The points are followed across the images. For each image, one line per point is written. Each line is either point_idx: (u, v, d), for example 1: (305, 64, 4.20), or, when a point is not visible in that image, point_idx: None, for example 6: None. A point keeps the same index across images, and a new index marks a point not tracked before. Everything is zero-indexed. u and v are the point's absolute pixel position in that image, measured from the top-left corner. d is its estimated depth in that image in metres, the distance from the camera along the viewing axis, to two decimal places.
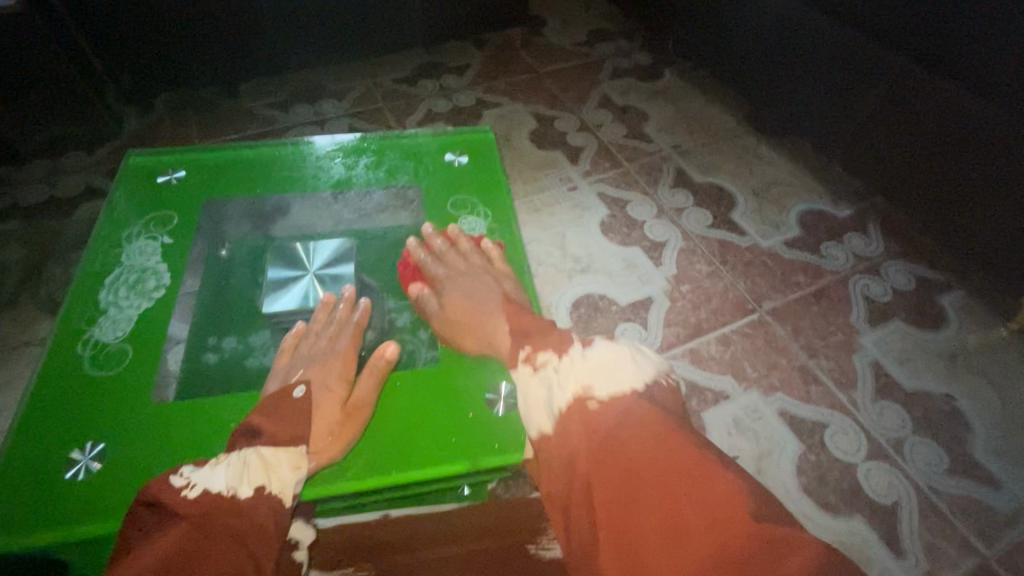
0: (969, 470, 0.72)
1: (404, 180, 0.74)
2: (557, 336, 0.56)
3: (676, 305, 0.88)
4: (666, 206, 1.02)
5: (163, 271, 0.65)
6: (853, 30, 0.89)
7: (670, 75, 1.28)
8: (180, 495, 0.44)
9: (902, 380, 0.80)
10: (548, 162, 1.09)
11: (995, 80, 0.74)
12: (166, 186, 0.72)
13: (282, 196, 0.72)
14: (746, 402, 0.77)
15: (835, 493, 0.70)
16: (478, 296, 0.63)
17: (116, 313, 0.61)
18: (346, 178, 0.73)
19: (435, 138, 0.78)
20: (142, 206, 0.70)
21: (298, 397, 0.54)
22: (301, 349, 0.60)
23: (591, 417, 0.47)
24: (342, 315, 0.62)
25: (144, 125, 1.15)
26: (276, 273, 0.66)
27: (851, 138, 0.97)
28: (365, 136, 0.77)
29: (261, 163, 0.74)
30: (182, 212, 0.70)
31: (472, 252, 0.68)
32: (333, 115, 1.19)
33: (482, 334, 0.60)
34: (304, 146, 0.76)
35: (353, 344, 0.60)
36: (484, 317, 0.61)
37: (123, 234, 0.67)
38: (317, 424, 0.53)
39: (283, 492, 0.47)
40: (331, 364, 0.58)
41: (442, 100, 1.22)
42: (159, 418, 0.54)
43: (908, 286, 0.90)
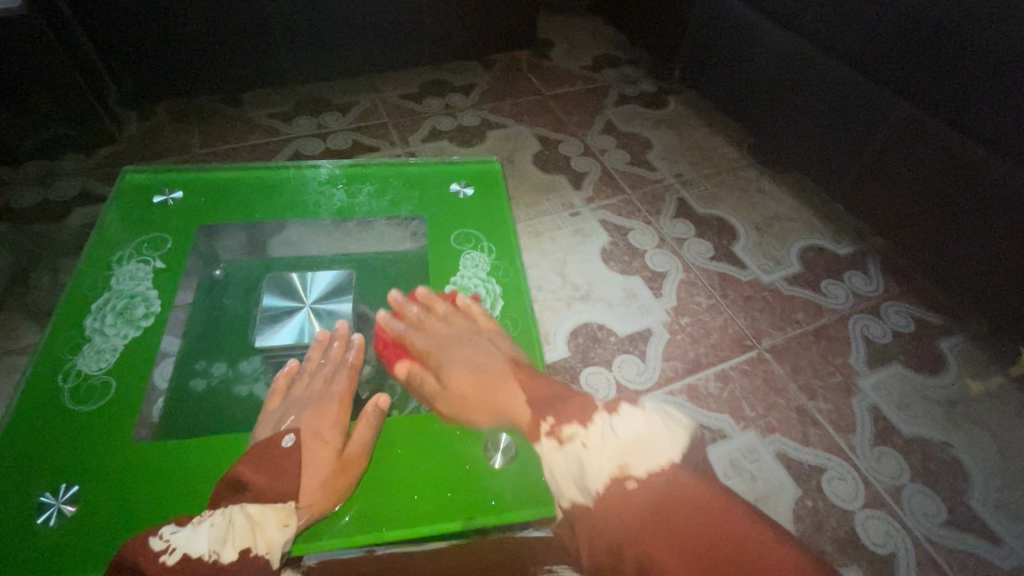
0: (967, 522, 0.71)
1: (408, 210, 0.73)
2: (577, 403, 0.52)
3: (675, 338, 0.87)
4: (668, 236, 1.01)
5: (153, 297, 0.63)
6: (859, 74, 0.90)
7: (675, 104, 1.29)
8: (160, 560, 0.43)
9: (901, 425, 0.79)
10: (550, 186, 1.09)
11: (1006, 131, 0.75)
12: (163, 207, 0.70)
13: (283, 220, 0.71)
14: (743, 442, 0.76)
15: (833, 541, 0.69)
16: (475, 360, 0.58)
17: (102, 341, 0.59)
18: (348, 205, 0.72)
19: (441, 169, 0.77)
20: (135, 227, 0.69)
21: (287, 447, 0.52)
22: (294, 391, 0.57)
23: (627, 498, 0.43)
24: (336, 354, 0.60)
25: (145, 131, 1.14)
26: (271, 303, 0.65)
27: (855, 178, 0.96)
28: (369, 162, 0.76)
29: (261, 187, 0.73)
30: (176, 235, 0.68)
31: (450, 310, 0.63)
32: (337, 128, 1.18)
33: (495, 406, 0.55)
34: (307, 169, 0.75)
35: (349, 388, 0.57)
36: (493, 384, 0.56)
37: (114, 257, 0.66)
38: (307, 476, 0.50)
39: (271, 553, 0.45)
40: (325, 411, 0.55)
41: (447, 118, 1.22)
42: (140, 460, 0.52)
43: (908, 328, 0.90)
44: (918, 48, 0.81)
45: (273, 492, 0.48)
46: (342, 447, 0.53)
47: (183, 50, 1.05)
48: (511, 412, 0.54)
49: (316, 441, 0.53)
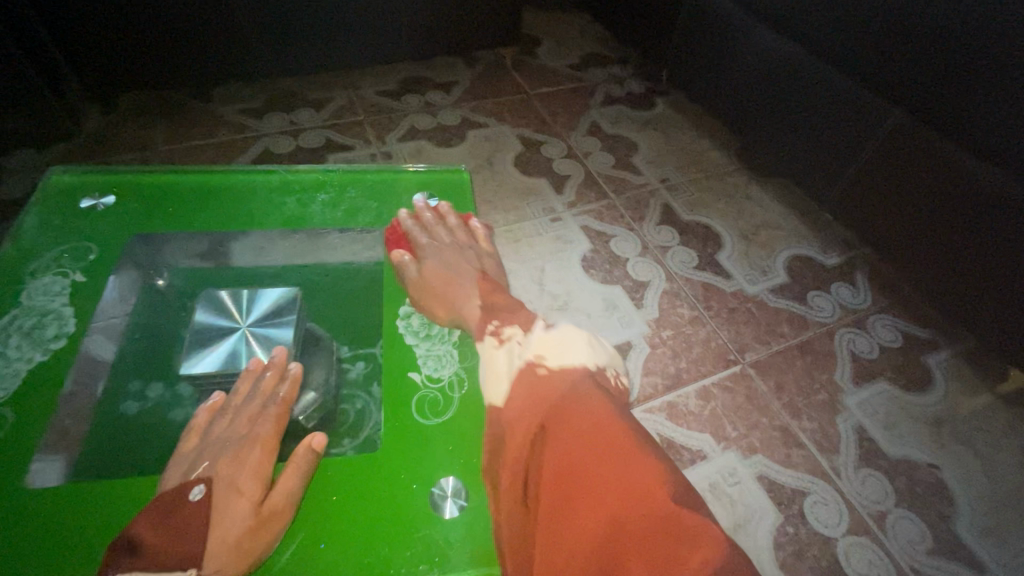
0: (952, 550, 0.68)
1: (365, 223, 0.69)
2: (524, 316, 0.56)
3: (655, 352, 0.83)
4: (651, 244, 0.98)
5: (67, 315, 0.58)
6: (852, 81, 0.87)
7: (663, 106, 1.25)
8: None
9: (887, 446, 0.76)
10: (531, 189, 1.05)
11: (1001, 143, 0.71)
12: (93, 214, 0.66)
13: (224, 232, 0.66)
14: (724, 463, 0.73)
15: (813, 571, 0.66)
16: (459, 267, 0.65)
17: (3, 366, 0.54)
18: (300, 215, 0.68)
19: (404, 177, 0.74)
20: (58, 235, 0.64)
21: (195, 501, 0.45)
22: (214, 430, 0.52)
23: (536, 382, 0.48)
24: (266, 387, 0.54)
25: (106, 126, 1.09)
26: (203, 321, 0.59)
27: (845, 188, 0.93)
28: (330, 169, 0.71)
29: (206, 192, 0.68)
30: (102, 245, 0.64)
31: (461, 226, 0.71)
32: (310, 125, 1.13)
33: (455, 302, 0.61)
34: (258, 175, 0.70)
35: (276, 429, 0.51)
36: (464, 287, 0.63)
37: (29, 268, 0.61)
38: (216, 536, 0.43)
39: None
40: (245, 455, 0.49)
41: (426, 116, 1.18)
42: (33, 506, 0.47)
43: (895, 342, 0.87)
44: (912, 55, 0.77)
45: (171, 557, 0.41)
46: (263, 499, 0.47)
47: (144, 42, 0.99)
48: (467, 312, 0.60)
49: (230, 493, 0.46)
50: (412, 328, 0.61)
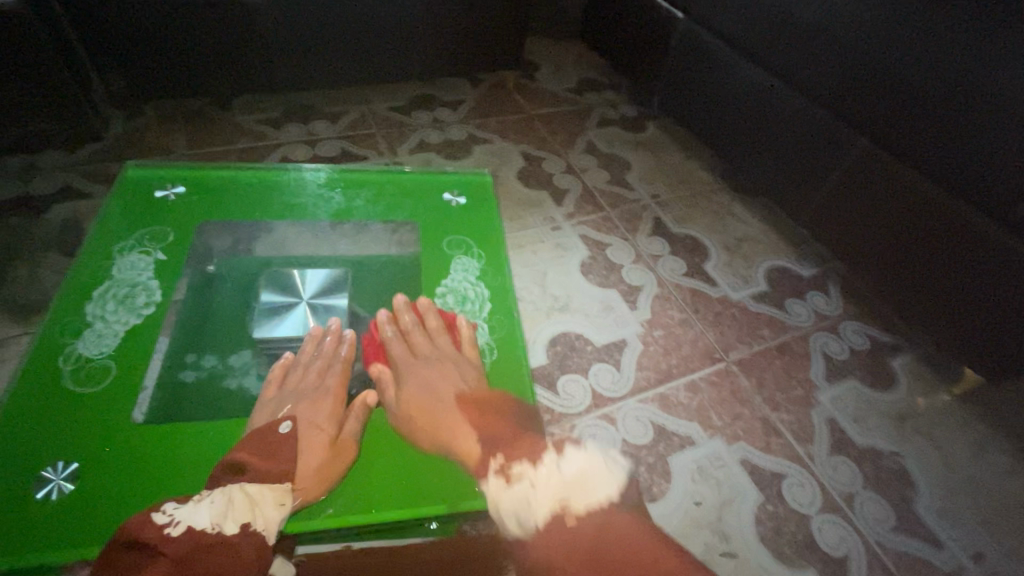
0: (914, 528, 0.76)
1: (403, 216, 0.81)
2: (528, 445, 0.58)
3: (648, 350, 0.90)
4: (644, 252, 1.06)
5: (155, 287, 0.69)
6: (822, 111, 0.97)
7: (653, 129, 1.35)
8: (165, 532, 0.44)
9: (856, 436, 0.84)
10: (533, 201, 1.13)
11: (948, 166, 0.82)
12: (165, 203, 0.77)
13: (279, 221, 0.78)
14: (710, 449, 0.80)
15: (790, 544, 0.73)
16: (442, 389, 0.65)
17: (104, 327, 0.65)
18: (346, 209, 0.79)
19: (435, 178, 0.85)
20: (136, 219, 0.75)
21: (285, 432, 0.58)
22: (290, 382, 0.64)
23: (565, 525, 0.48)
24: (329, 349, 0.67)
25: (132, 130, 1.15)
26: (269, 299, 0.72)
27: (817, 207, 1.03)
28: (365, 170, 0.83)
29: (262, 188, 0.80)
30: (178, 229, 0.75)
31: (439, 329, 0.71)
32: (325, 136, 1.20)
33: (442, 437, 0.61)
34: (306, 173, 0.81)
35: (341, 382, 0.64)
36: (450, 411, 0.63)
37: (116, 246, 0.72)
38: (303, 462, 0.56)
39: (268, 529, 0.48)
40: (319, 403, 0.61)
41: (434, 131, 1.26)
42: (140, 439, 0.58)
43: (863, 345, 0.96)
44: (873, 91, 0.88)
45: (269, 474, 0.53)
46: (336, 436, 0.59)
47: (173, 54, 1.06)
48: (458, 443, 0.61)
49: (312, 429, 0.59)
50: (448, 306, 0.74)
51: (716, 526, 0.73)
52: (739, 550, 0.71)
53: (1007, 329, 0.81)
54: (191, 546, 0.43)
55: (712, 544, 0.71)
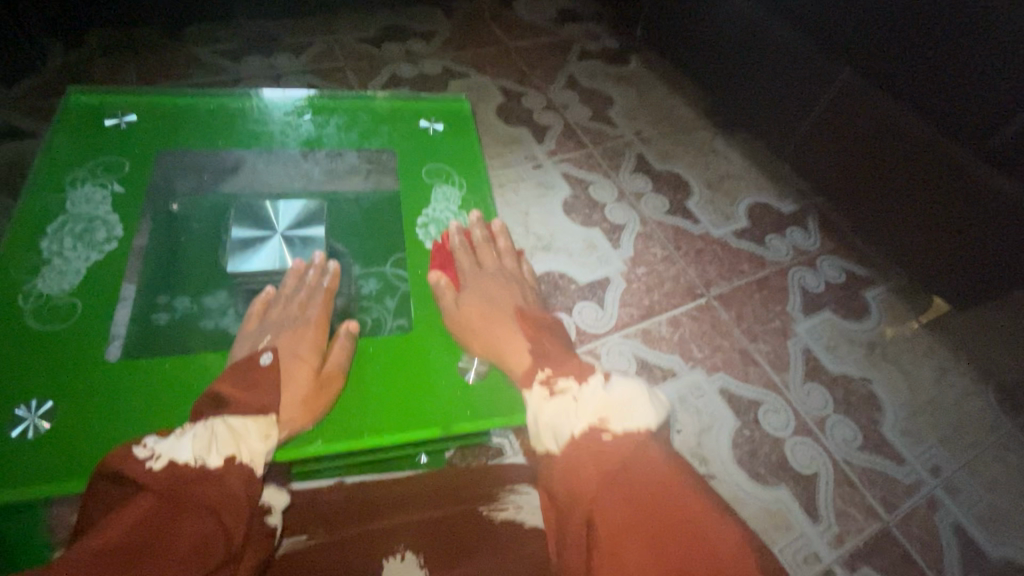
0: (878, 446, 0.80)
1: (378, 144, 0.77)
2: (578, 364, 0.55)
3: (631, 287, 0.91)
4: (626, 190, 1.05)
5: (114, 221, 0.65)
6: (806, 40, 0.94)
7: (636, 62, 1.30)
8: (145, 466, 0.43)
9: (828, 364, 0.87)
10: (513, 138, 1.09)
11: (929, 88, 0.80)
12: (115, 132, 0.71)
13: (244, 150, 0.74)
14: (691, 380, 0.82)
15: (765, 464, 0.76)
16: (502, 301, 0.65)
17: (63, 264, 0.61)
18: (316, 136, 0.76)
19: (410, 105, 0.81)
20: (86, 150, 0.69)
21: (266, 364, 0.55)
22: (270, 314, 0.62)
23: (601, 448, 0.46)
24: (311, 280, 0.65)
25: (74, 63, 1.05)
26: (240, 232, 0.67)
27: (799, 141, 1.02)
28: (335, 95, 0.79)
29: (223, 116, 0.75)
30: (134, 161, 0.70)
31: (507, 252, 0.71)
32: (289, 70, 1.12)
33: (499, 341, 0.60)
34: (269, 100, 0.77)
35: (323, 311, 0.62)
36: (507, 320, 0.62)
37: (67, 178, 0.67)
38: (287, 393, 0.54)
39: (254, 461, 0.47)
40: (302, 333, 0.60)
41: (407, 65, 1.18)
42: (114, 376, 0.56)
43: (838, 278, 0.98)
44: (857, 18, 0.85)
45: (253, 406, 0.51)
46: (320, 367, 0.58)
47: None
48: (509, 351, 0.59)
49: (294, 359, 0.57)
50: (431, 236, 0.71)
51: (696, 451, 0.76)
52: (716, 472, 0.75)
53: (978, 255, 0.83)
54: (177, 480, 0.43)
55: (691, 467, 0.75)
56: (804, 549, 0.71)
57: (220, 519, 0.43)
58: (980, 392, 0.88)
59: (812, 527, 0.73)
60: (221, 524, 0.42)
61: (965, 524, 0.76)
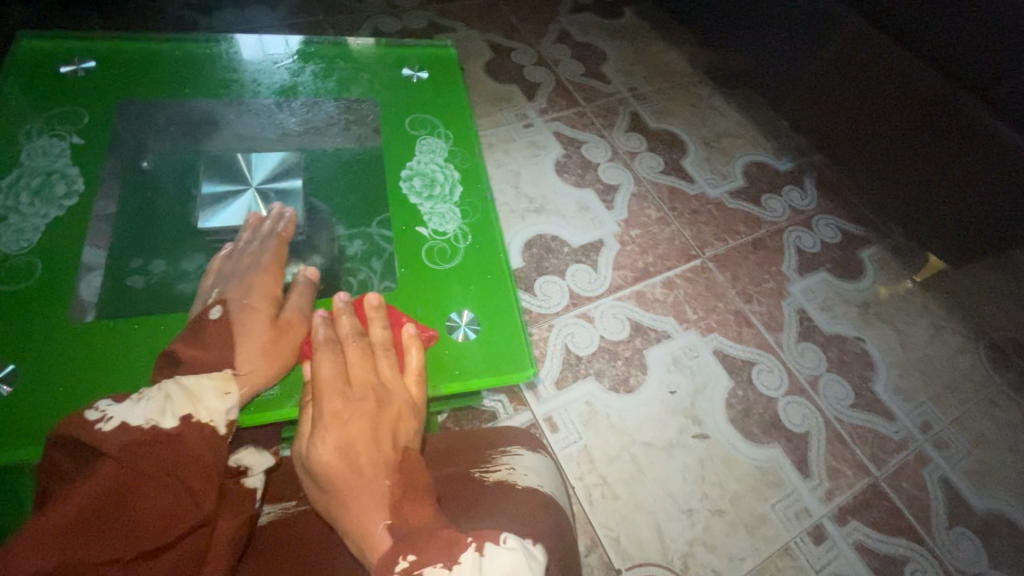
0: (871, 405, 0.81)
1: (358, 92, 0.74)
2: (445, 537, 0.37)
3: (625, 249, 0.89)
4: (620, 149, 1.01)
5: (75, 177, 0.63)
6: None
7: (631, 15, 1.24)
8: (95, 428, 0.41)
9: (822, 324, 0.87)
10: (503, 96, 1.05)
11: (939, 31, 0.78)
12: (73, 79, 0.68)
13: (215, 100, 0.71)
14: (685, 341, 0.82)
15: (758, 424, 0.77)
16: (369, 431, 0.45)
17: (21, 221, 0.60)
18: (290, 85, 0.73)
19: (393, 52, 0.77)
20: (42, 101, 0.66)
21: (217, 317, 0.53)
22: (226, 268, 0.59)
23: None
24: (267, 229, 0.62)
25: (35, 17, 0.98)
26: (212, 188, 0.64)
27: (797, 94, 0.98)
28: (312, 41, 0.75)
29: (190, 65, 0.72)
30: (94, 111, 0.67)
31: (384, 345, 0.55)
32: (266, 25, 1.06)
33: (353, 503, 0.41)
34: (241, 47, 0.74)
35: (275, 257, 0.60)
36: (372, 463, 0.43)
37: (21, 131, 0.64)
38: (247, 343, 0.52)
39: (215, 420, 0.46)
40: (252, 281, 0.57)
41: (391, 18, 1.12)
42: (80, 338, 0.56)
43: (834, 238, 0.97)
44: None
45: (209, 362, 0.49)
46: (276, 315, 0.56)
47: None
48: (364, 516, 0.40)
49: (245, 309, 0.55)
50: (415, 189, 0.69)
51: (689, 411, 0.76)
52: (710, 431, 0.75)
53: (974, 204, 0.80)
54: (136, 444, 0.41)
55: (685, 427, 0.75)
56: (795, 505, 0.72)
57: (187, 485, 0.41)
58: (972, 349, 0.88)
59: (804, 484, 0.74)
60: (188, 490, 0.41)
61: (953, 478, 0.77)
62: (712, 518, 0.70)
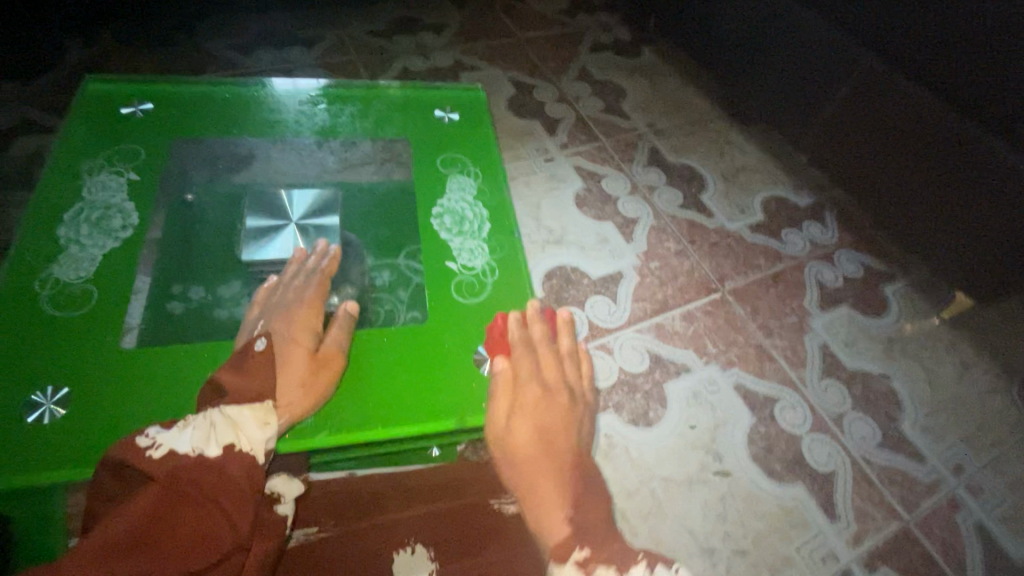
0: (898, 445, 0.79)
1: (393, 133, 0.77)
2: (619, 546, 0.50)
3: (645, 281, 0.90)
4: (639, 183, 1.03)
5: (130, 210, 0.66)
6: (826, 24, 0.92)
7: (649, 53, 1.28)
8: (146, 455, 0.44)
9: (846, 360, 0.86)
10: (526, 131, 1.08)
11: (950, 69, 0.78)
12: (132, 120, 0.72)
13: (260, 138, 0.75)
14: (705, 375, 0.81)
15: (781, 461, 0.75)
16: (560, 428, 0.59)
17: (80, 251, 0.62)
18: (330, 125, 0.76)
19: (425, 94, 0.81)
20: (102, 136, 0.70)
21: (261, 349, 0.55)
22: (272, 299, 0.62)
23: None
24: (311, 265, 0.65)
25: (90, 57, 1.05)
26: (254, 222, 0.68)
27: (817, 131, 1.00)
28: (350, 85, 0.79)
29: (238, 106, 0.76)
30: (150, 148, 0.71)
31: (569, 354, 0.66)
32: (302, 65, 1.12)
33: (542, 486, 0.54)
34: (286, 89, 0.78)
35: (318, 293, 0.62)
36: (561, 457, 0.57)
37: (83, 166, 0.68)
38: (287, 374, 0.55)
39: (254, 449, 0.48)
40: (295, 314, 0.60)
41: (418, 57, 1.18)
42: (129, 362, 0.57)
43: (857, 273, 0.96)
44: None
45: (249, 393, 0.51)
46: (315, 348, 0.58)
47: None
48: (548, 503, 0.53)
49: (288, 342, 0.58)
50: (445, 226, 0.71)
51: (710, 446, 0.75)
52: (731, 468, 0.74)
53: (994, 233, 0.80)
54: (178, 470, 0.44)
55: (706, 463, 0.74)
56: (822, 548, 0.70)
57: (223, 510, 0.44)
58: (1004, 388, 0.86)
59: (831, 526, 0.72)
60: (226, 517, 0.44)
61: (988, 524, 0.74)
62: (734, 559, 0.68)
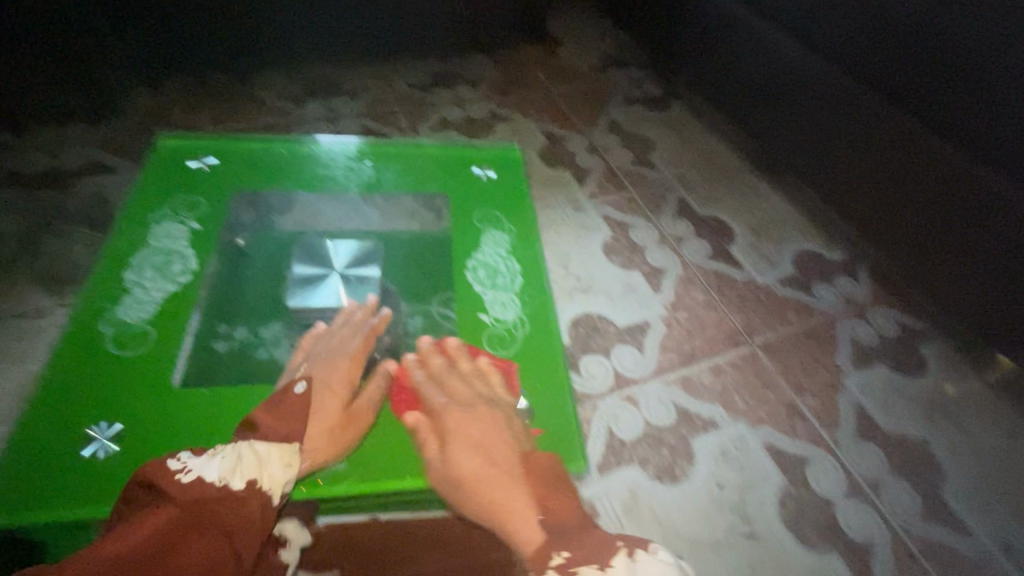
0: (940, 515, 0.75)
1: (433, 188, 0.82)
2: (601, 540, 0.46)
3: (671, 331, 0.90)
4: (667, 233, 1.04)
5: (188, 256, 0.72)
6: (853, 83, 0.94)
7: (678, 107, 1.31)
8: (175, 478, 0.45)
9: (882, 421, 0.83)
10: (556, 180, 1.11)
11: (959, 119, 0.81)
12: (198, 173, 0.79)
13: (309, 193, 0.80)
14: (733, 432, 0.79)
15: (813, 527, 0.72)
16: (494, 437, 0.57)
17: (141, 294, 0.68)
18: (375, 180, 0.81)
19: (462, 151, 0.85)
20: (171, 188, 0.77)
21: (299, 393, 0.58)
22: (317, 345, 0.65)
23: None
24: (358, 319, 0.67)
25: (156, 104, 1.14)
26: (301, 269, 0.72)
27: (846, 187, 1.00)
28: (393, 142, 0.84)
29: (292, 162, 0.82)
30: (211, 200, 0.77)
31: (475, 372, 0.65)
32: (346, 114, 1.19)
33: (491, 497, 0.52)
34: (335, 147, 0.84)
35: (362, 345, 0.65)
36: (504, 463, 0.55)
37: (152, 215, 0.75)
38: (315, 423, 0.57)
39: (274, 489, 0.49)
40: (338, 364, 0.62)
41: (455, 108, 1.24)
42: (176, 401, 0.62)
43: (891, 331, 0.94)
44: (914, 57, 0.85)
45: (281, 434, 0.54)
46: (349, 402, 0.61)
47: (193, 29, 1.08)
48: (507, 511, 0.51)
49: (327, 392, 0.60)
50: (480, 279, 0.74)
51: (738, 508, 0.73)
52: (760, 532, 0.71)
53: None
54: (199, 495, 0.44)
55: (733, 525, 0.71)
56: None
57: (232, 541, 0.43)
58: None
59: None
60: (233, 551, 0.43)
61: None
62: None
